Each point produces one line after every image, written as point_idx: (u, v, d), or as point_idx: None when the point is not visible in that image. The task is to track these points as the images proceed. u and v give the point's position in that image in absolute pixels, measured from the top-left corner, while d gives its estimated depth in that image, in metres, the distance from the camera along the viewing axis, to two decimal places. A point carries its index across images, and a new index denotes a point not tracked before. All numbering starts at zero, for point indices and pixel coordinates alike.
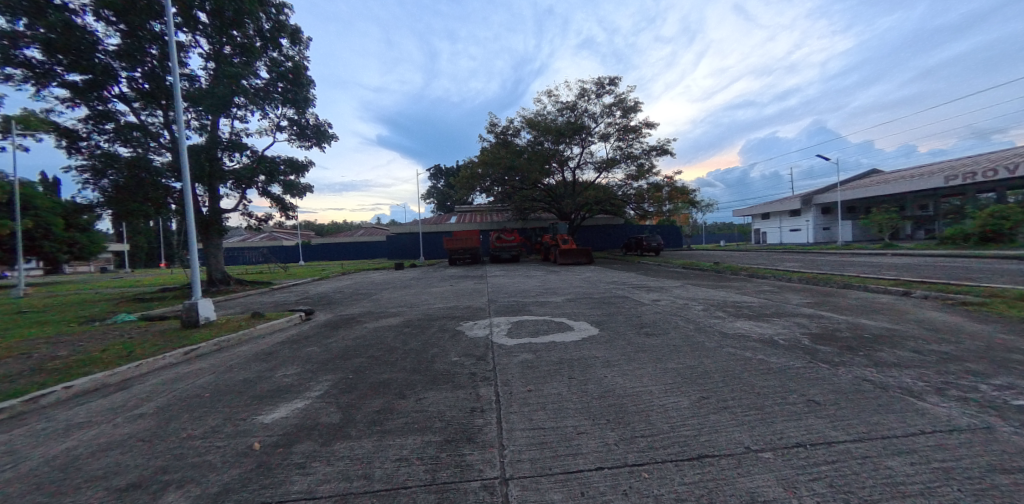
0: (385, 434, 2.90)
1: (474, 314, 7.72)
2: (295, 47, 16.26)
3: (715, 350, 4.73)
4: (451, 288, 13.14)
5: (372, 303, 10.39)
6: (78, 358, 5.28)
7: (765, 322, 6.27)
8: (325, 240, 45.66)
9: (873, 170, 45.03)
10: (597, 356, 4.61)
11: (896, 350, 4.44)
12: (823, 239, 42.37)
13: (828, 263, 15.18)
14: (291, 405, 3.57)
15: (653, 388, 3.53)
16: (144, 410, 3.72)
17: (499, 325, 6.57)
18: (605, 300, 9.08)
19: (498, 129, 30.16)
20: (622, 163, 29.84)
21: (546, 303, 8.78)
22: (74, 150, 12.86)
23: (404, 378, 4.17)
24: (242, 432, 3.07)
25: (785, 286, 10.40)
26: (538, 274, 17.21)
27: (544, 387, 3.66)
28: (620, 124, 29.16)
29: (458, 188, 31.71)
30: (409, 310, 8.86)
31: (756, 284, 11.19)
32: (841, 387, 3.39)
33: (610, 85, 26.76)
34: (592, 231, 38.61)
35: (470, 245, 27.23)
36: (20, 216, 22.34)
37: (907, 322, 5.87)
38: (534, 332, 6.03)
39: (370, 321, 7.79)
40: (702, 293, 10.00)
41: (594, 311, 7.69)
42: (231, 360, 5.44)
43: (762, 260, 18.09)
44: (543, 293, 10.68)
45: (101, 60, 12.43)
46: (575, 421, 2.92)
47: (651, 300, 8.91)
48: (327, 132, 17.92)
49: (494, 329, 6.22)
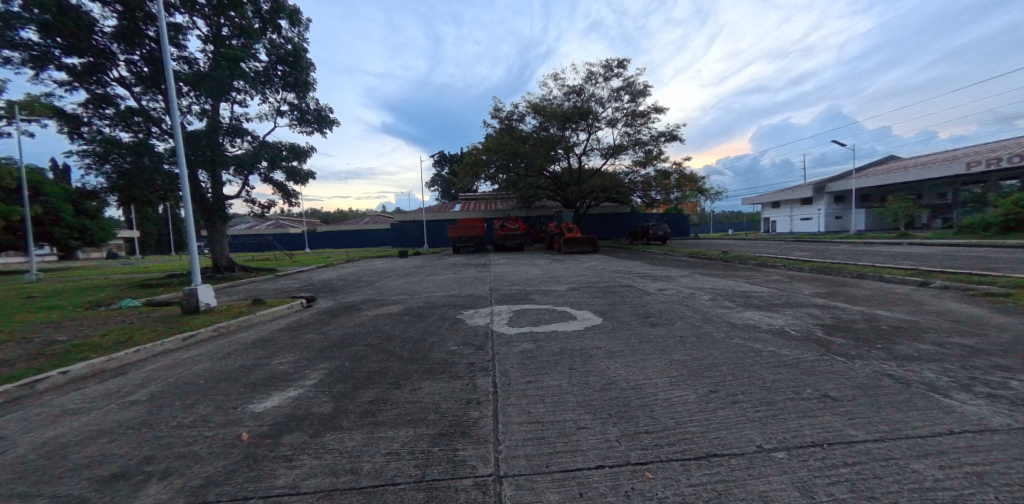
0: (376, 425, 2.79)
1: (475, 303, 7.59)
2: (294, 28, 15.90)
3: (724, 342, 4.54)
4: (454, 275, 13.05)
5: (374, 291, 10.33)
6: (77, 343, 5.23)
7: (776, 313, 6.04)
8: (331, 228, 45.87)
9: (890, 157, 43.65)
10: (600, 346, 4.49)
11: (916, 342, 4.23)
12: (834, 228, 41.52)
13: (840, 252, 14.79)
14: (285, 394, 3.49)
15: (659, 381, 3.37)
16: (137, 397, 3.64)
17: (500, 313, 6.44)
18: (610, 289, 8.91)
19: (503, 114, 29.54)
20: (630, 149, 29.25)
21: (549, 292, 8.63)
22: (76, 135, 12.79)
23: (400, 367, 4.06)
24: (233, 421, 2.98)
25: (795, 275, 10.13)
26: (542, 263, 17.00)
27: (543, 378, 3.52)
28: (628, 109, 28.42)
29: (462, 175, 31.36)
30: (410, 298, 8.77)
31: (766, 273, 10.92)
32: (857, 382, 3.21)
33: (618, 68, 25.89)
34: (598, 220, 38.22)
35: (474, 233, 27.20)
36: (30, 202, 22.50)
37: (926, 313, 5.64)
38: (536, 321, 5.87)
39: (370, 309, 7.71)
40: (711, 282, 9.77)
41: (598, 300, 7.53)
42: (231, 346, 5.42)
43: (772, 249, 17.70)
44: (546, 281, 10.53)
45: (99, 43, 12.32)
46: (575, 415, 2.79)
47: (657, 289, 8.73)
48: (328, 117, 17.71)
49: (495, 318, 6.09)
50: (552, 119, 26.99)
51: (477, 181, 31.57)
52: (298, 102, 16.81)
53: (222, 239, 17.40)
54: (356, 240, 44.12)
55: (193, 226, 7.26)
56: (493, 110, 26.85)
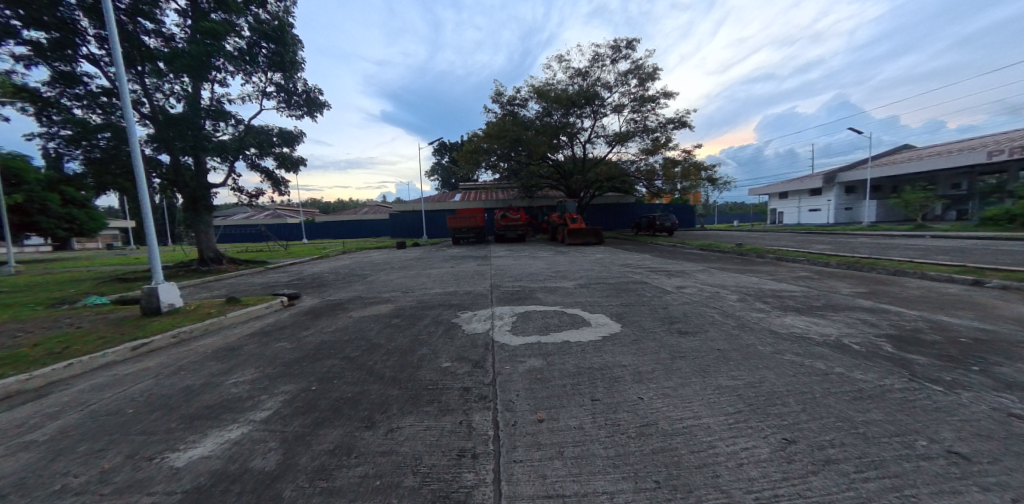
0: (330, 497, 1.98)
1: (474, 303, 6.77)
2: (279, 3, 14.87)
3: (778, 360, 3.70)
4: (452, 269, 12.26)
5: (365, 287, 9.55)
6: (3, 354, 4.43)
7: (822, 319, 5.20)
8: (329, 219, 45.11)
9: (903, 146, 42.47)
10: (625, 364, 3.69)
11: (1019, 363, 3.39)
12: (844, 220, 40.58)
13: (863, 245, 13.93)
14: (223, 436, 2.67)
15: (713, 422, 2.57)
16: (35, 437, 2.81)
17: (502, 317, 5.63)
18: (622, 286, 8.09)
19: (505, 99, 28.35)
20: (637, 137, 28.20)
21: (556, 290, 7.80)
22: (42, 117, 11.86)
23: (379, 393, 3.25)
24: (137, 486, 2.16)
25: (823, 271, 9.30)
26: (544, 255, 16.18)
27: (559, 416, 2.72)
28: (635, 94, 27.27)
29: (462, 163, 30.29)
30: (403, 296, 7.95)
31: (790, 269, 10.09)
32: (983, 426, 2.38)
33: (627, 49, 24.67)
34: (602, 210, 37.28)
35: (474, 223, 26.35)
36: (11, 191, 21.55)
37: (999, 320, 4.82)
38: (544, 328, 5.06)
39: (357, 309, 6.90)
40: (732, 278, 8.96)
41: (612, 300, 6.71)
42: (190, 356, 4.66)
43: (786, 242, 16.89)
44: (552, 276, 9.72)
45: (64, 15, 11.47)
46: (609, 484, 1.98)
47: (675, 287, 7.91)
48: (318, 100, 16.82)
49: (496, 323, 5.29)
50: (556, 104, 25.83)
51: (478, 170, 30.55)
52: (286, 84, 16.00)
53: (210, 230, 16.75)
54: (354, 231, 43.28)
55: (151, 215, 6.36)
56: (495, 95, 25.67)
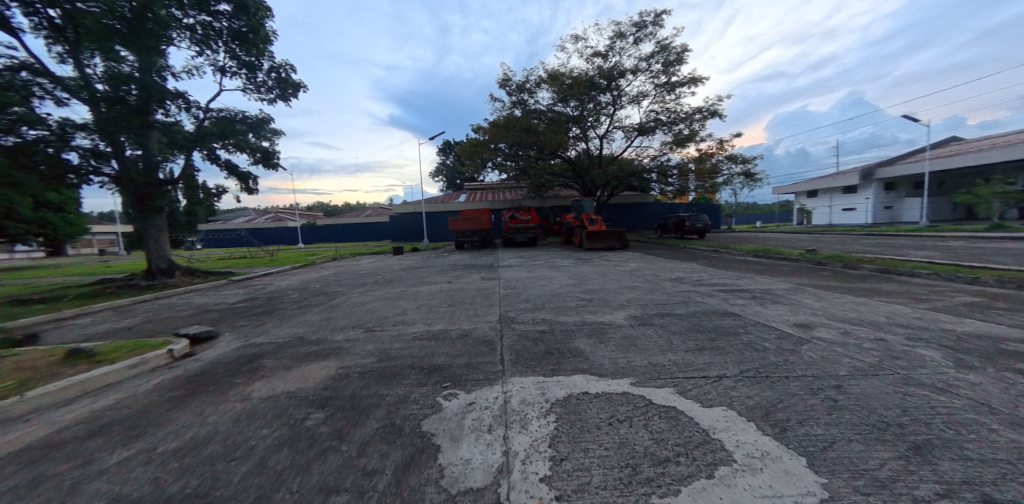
0: None
1: (470, 367, 3.86)
2: None
3: None
4: (448, 286, 9.43)
5: (321, 317, 6.74)
6: None
7: None
8: (328, 222, 42.93)
9: (948, 139, 38.89)
10: None
11: None
12: (883, 219, 37.06)
13: (979, 252, 10.72)
14: None
15: None
16: None
17: (524, 421, 2.72)
18: (707, 325, 5.09)
19: (513, 87, 25.45)
20: (660, 128, 25.22)
21: (604, 332, 4.87)
22: None
23: None
24: None
25: (996, 295, 6.19)
26: (564, 264, 13.28)
27: None
28: (659, 78, 24.26)
29: (466, 160, 27.56)
30: (361, 339, 5.11)
31: (933, 288, 6.95)
32: None
33: (651, 27, 21.73)
34: (618, 210, 34.27)
35: (478, 226, 23.32)
36: None
37: None
38: (628, 473, 2.13)
39: (270, 375, 4.00)
40: (865, 307, 5.88)
41: (718, 364, 3.74)
42: None
43: (862, 247, 13.64)
44: (587, 301, 6.80)
45: None
46: None
47: (795, 327, 4.92)
48: (292, 80, 14.33)
49: (513, 450, 2.38)
50: (571, 91, 22.91)
51: (484, 170, 27.87)
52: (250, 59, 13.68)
53: (164, 236, 14.26)
54: (353, 234, 40.90)
55: None
56: (502, 82, 22.90)
